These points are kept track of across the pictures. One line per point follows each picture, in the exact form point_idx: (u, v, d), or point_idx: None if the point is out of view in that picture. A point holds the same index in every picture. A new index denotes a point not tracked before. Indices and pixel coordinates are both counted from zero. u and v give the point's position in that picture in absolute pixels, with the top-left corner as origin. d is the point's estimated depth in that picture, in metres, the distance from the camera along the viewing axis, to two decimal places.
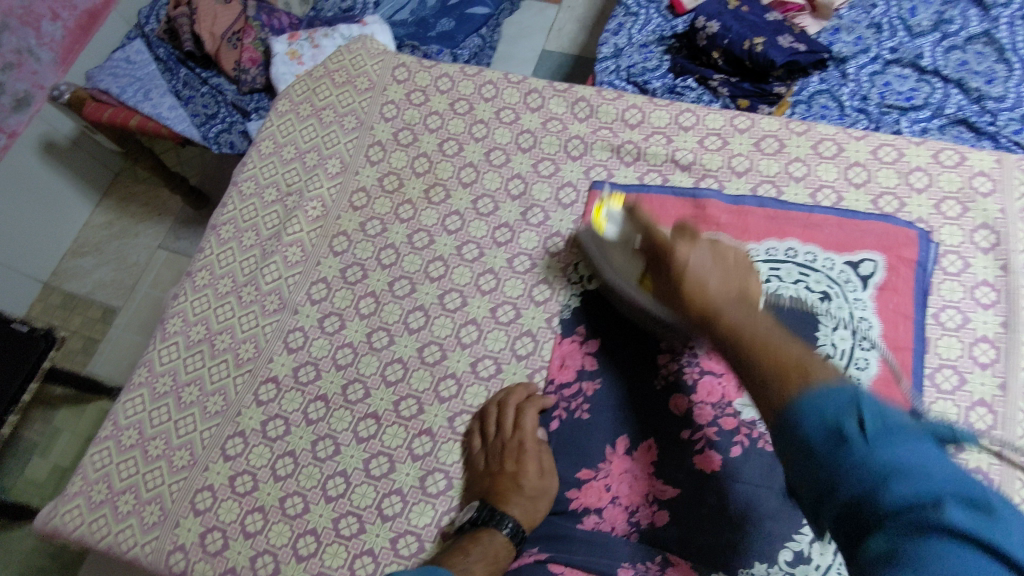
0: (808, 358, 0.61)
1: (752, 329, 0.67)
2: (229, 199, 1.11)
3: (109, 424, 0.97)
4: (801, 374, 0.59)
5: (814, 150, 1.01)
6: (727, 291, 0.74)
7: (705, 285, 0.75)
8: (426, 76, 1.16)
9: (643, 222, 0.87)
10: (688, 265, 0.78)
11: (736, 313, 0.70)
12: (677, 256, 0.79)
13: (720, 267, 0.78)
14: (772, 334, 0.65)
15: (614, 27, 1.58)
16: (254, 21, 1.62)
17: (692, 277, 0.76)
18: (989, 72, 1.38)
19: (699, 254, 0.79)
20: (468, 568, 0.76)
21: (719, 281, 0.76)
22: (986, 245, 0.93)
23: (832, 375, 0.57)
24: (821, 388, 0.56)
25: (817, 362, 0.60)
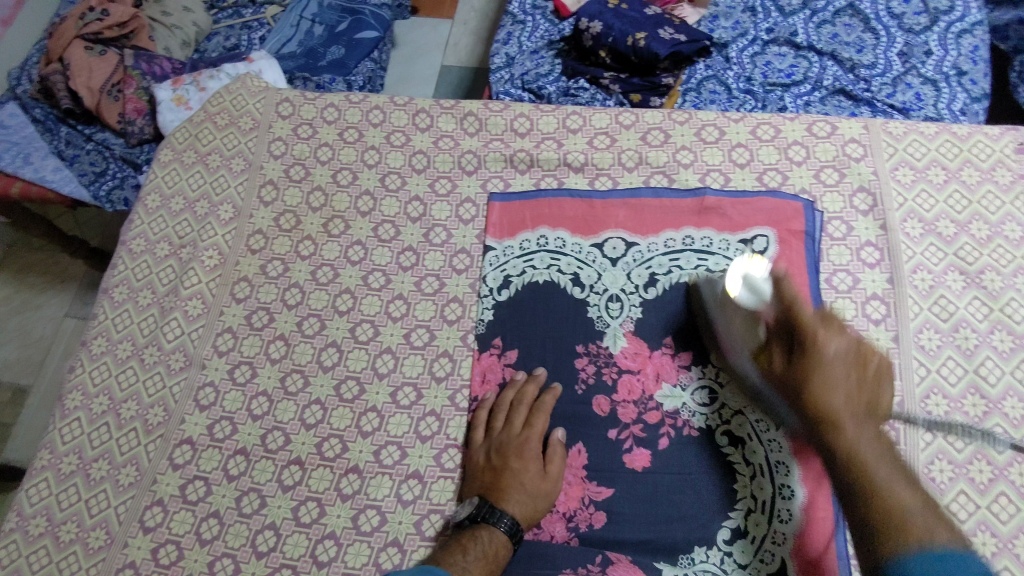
0: (929, 522, 0.54)
1: (855, 442, 0.62)
2: (119, 260, 1.06)
3: (14, 516, 0.90)
4: (907, 537, 0.53)
5: (697, 137, 1.04)
6: (849, 409, 0.65)
7: (828, 398, 0.66)
8: (311, 109, 1.14)
9: (790, 295, 0.74)
10: (817, 380, 0.68)
11: (856, 436, 0.62)
12: (812, 365, 0.69)
13: (856, 375, 0.68)
14: (874, 468, 0.59)
15: (504, 38, 1.60)
16: (134, 70, 1.54)
17: (820, 384, 0.67)
18: (858, 42, 1.45)
19: (837, 367, 0.68)
20: (466, 568, 0.74)
21: (849, 399, 0.66)
22: (865, 207, 0.98)
23: (943, 540, 0.52)
24: (937, 551, 0.51)
25: (934, 530, 0.53)
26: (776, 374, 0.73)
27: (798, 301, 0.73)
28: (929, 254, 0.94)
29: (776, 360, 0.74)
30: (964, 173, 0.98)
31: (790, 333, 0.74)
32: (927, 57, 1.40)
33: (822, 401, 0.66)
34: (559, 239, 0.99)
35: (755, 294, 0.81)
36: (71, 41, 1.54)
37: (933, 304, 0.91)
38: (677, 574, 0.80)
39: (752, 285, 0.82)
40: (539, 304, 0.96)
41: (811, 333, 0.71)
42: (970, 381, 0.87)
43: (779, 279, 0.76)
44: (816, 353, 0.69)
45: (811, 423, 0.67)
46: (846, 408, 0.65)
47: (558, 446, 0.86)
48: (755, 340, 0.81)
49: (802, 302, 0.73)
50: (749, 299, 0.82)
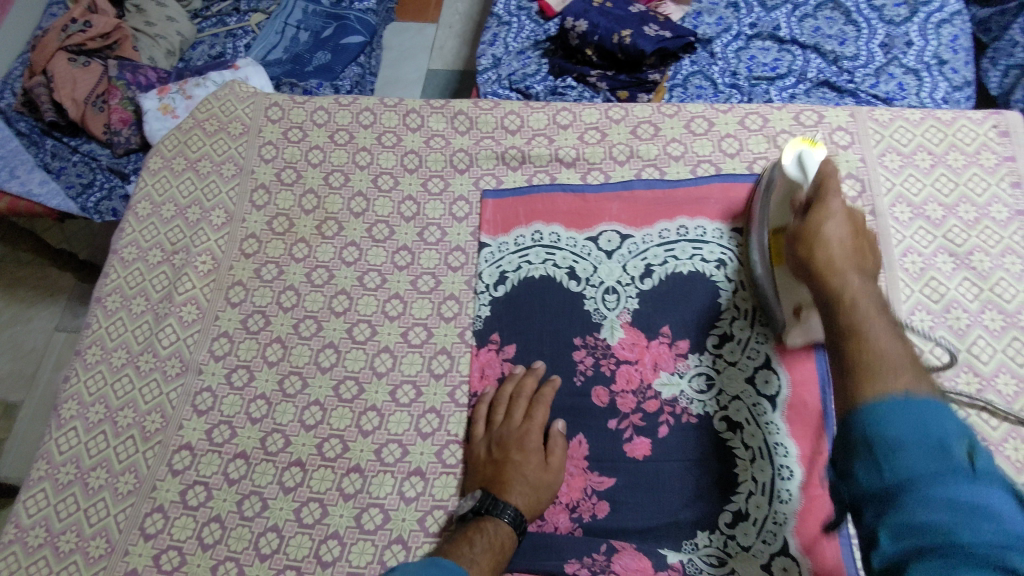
0: (904, 360, 0.51)
1: (843, 288, 0.61)
2: (111, 268, 1.05)
3: (12, 528, 0.89)
4: (891, 377, 0.50)
5: (687, 129, 1.05)
6: (851, 261, 0.64)
7: (827, 254, 0.66)
8: (301, 112, 1.14)
9: (824, 173, 0.75)
10: (823, 230, 0.68)
11: (852, 280, 0.61)
12: (822, 217, 0.70)
13: (857, 241, 0.67)
14: (872, 317, 0.56)
15: (489, 39, 1.61)
16: (118, 81, 1.53)
17: (823, 250, 0.66)
18: (840, 34, 1.47)
19: (842, 223, 0.69)
20: (472, 560, 0.75)
21: (851, 251, 0.66)
22: (854, 193, 0.99)
23: (916, 385, 0.48)
24: (913, 395, 0.47)
25: (907, 369, 0.50)
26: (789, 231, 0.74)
27: (827, 178, 0.74)
28: (918, 237, 0.95)
29: (792, 219, 0.75)
30: (949, 158, 1.00)
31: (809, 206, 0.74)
32: (908, 47, 1.42)
33: (819, 252, 0.66)
34: (554, 234, 1.00)
35: (800, 172, 0.81)
36: (54, 53, 1.53)
37: (924, 286, 0.92)
38: (681, 559, 0.80)
39: (800, 157, 0.82)
40: (535, 299, 0.96)
41: (823, 202, 0.71)
42: (963, 360, 0.88)
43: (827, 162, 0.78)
44: (823, 211, 0.70)
45: (812, 268, 0.66)
46: (846, 258, 0.65)
47: (559, 437, 0.86)
48: (783, 221, 0.84)
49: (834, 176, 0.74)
50: (796, 174, 0.82)
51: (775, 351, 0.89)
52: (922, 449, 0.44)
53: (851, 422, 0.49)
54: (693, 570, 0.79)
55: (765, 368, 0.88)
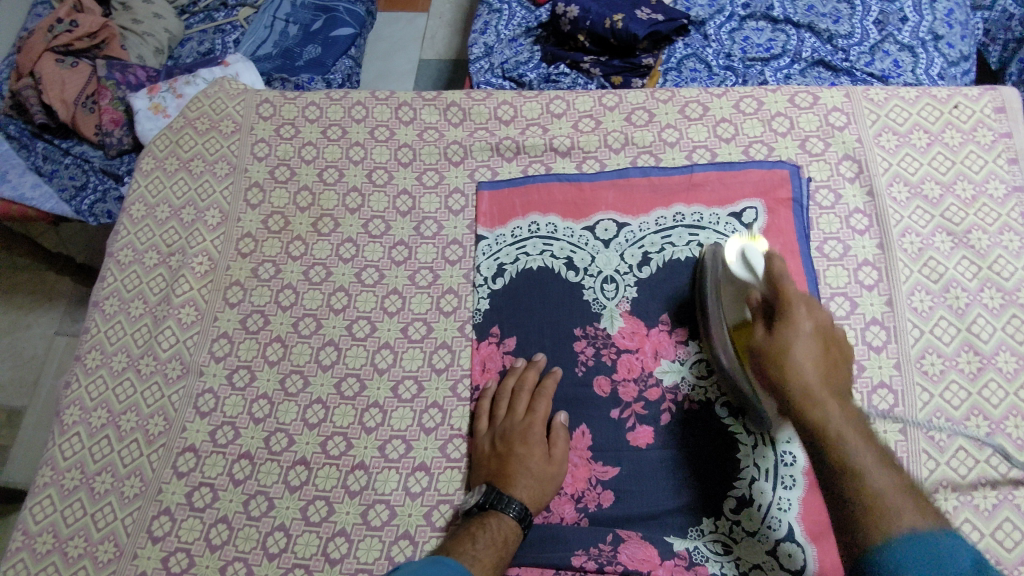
0: (899, 494, 0.55)
1: (827, 421, 0.62)
2: (107, 272, 1.05)
3: (19, 535, 0.89)
4: (897, 517, 0.53)
5: (682, 114, 1.05)
6: (825, 385, 0.66)
7: (794, 364, 0.67)
8: (292, 108, 1.13)
9: (778, 276, 0.72)
10: (798, 352, 0.68)
11: (830, 414, 0.63)
12: (788, 335, 0.69)
13: (828, 356, 0.68)
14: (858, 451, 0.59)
15: (481, 27, 1.59)
16: (108, 81, 1.51)
17: (797, 369, 0.67)
18: (834, 12, 1.45)
19: (809, 341, 0.68)
20: (476, 556, 0.75)
21: (821, 373, 0.66)
22: (851, 174, 0.98)
23: (918, 522, 0.52)
24: (920, 536, 0.51)
25: (908, 511, 0.54)
26: (755, 343, 0.73)
27: (785, 277, 0.72)
28: (917, 217, 0.95)
29: (756, 331, 0.73)
30: (946, 136, 0.99)
31: (771, 316, 0.73)
32: (903, 24, 1.41)
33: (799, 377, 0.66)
34: (551, 225, 0.99)
35: (748, 270, 0.78)
36: (41, 55, 1.51)
37: (922, 266, 0.92)
38: (687, 547, 0.80)
39: (744, 255, 0.78)
40: (534, 291, 0.96)
41: (784, 293, 0.71)
42: (963, 339, 0.88)
43: (775, 258, 0.74)
44: (794, 325, 0.69)
45: (788, 398, 0.66)
46: (821, 383, 0.66)
47: (561, 428, 0.86)
48: (740, 318, 0.80)
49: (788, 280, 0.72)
50: (742, 272, 0.78)
51: None
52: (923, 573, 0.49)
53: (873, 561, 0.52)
54: (700, 559, 0.80)
55: None
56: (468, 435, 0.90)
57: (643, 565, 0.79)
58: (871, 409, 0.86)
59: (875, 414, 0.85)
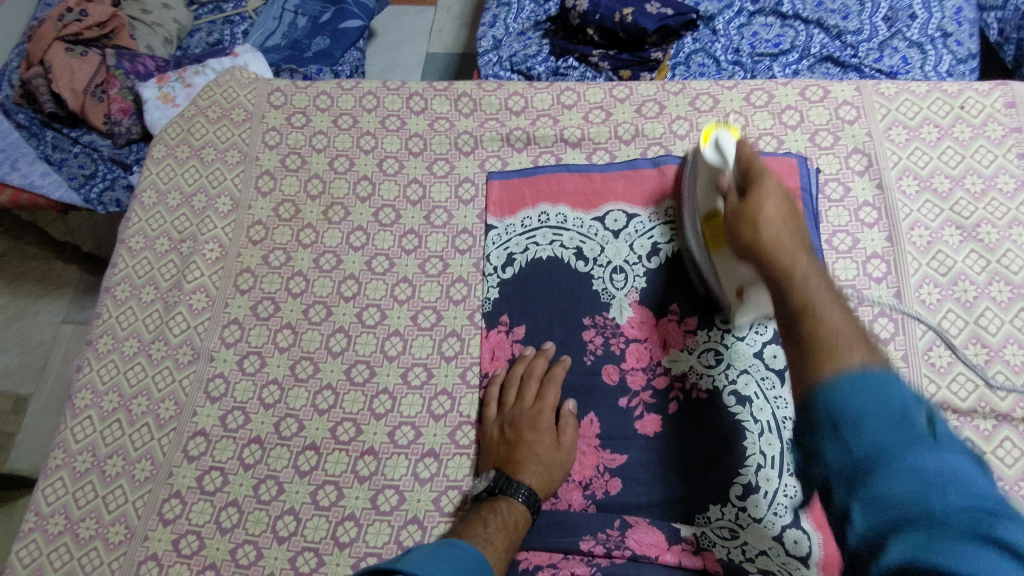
0: (855, 337, 0.50)
1: (793, 264, 0.62)
2: (118, 258, 1.05)
3: (31, 516, 0.90)
4: (846, 351, 0.49)
5: (692, 106, 1.05)
6: (789, 236, 0.67)
7: (760, 232, 0.68)
8: (303, 97, 1.14)
9: (750, 163, 0.76)
10: (762, 207, 0.70)
11: (799, 262, 0.62)
12: (755, 196, 0.72)
13: (791, 215, 0.70)
14: (815, 292, 0.57)
15: (489, 20, 1.59)
16: (117, 70, 1.52)
17: (765, 222, 0.69)
18: (844, 8, 1.45)
19: (774, 202, 0.71)
20: (487, 539, 0.76)
21: (785, 226, 0.68)
22: (861, 168, 0.99)
23: (870, 358, 0.48)
24: (871, 370, 0.46)
25: (855, 345, 0.49)
26: (727, 211, 0.76)
27: (754, 161, 0.76)
28: (926, 211, 0.95)
29: (728, 202, 0.77)
30: (956, 130, 0.99)
31: (742, 187, 0.76)
32: (912, 20, 1.41)
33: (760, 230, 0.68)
34: (560, 215, 1.00)
35: (720, 155, 0.82)
36: (51, 43, 1.51)
37: (931, 259, 0.93)
38: (694, 532, 0.81)
39: (719, 143, 0.83)
40: (544, 281, 0.96)
41: (756, 184, 0.73)
42: (971, 332, 0.88)
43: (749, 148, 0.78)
44: (758, 195, 0.72)
45: (752, 248, 0.68)
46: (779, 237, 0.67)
47: (570, 416, 0.87)
48: (712, 207, 0.86)
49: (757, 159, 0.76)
50: (714, 157, 0.83)
51: None
52: (882, 422, 0.44)
53: (815, 398, 0.47)
54: (707, 544, 0.80)
55: (773, 344, 0.89)
56: (477, 421, 0.90)
57: (651, 550, 0.79)
58: None
59: None
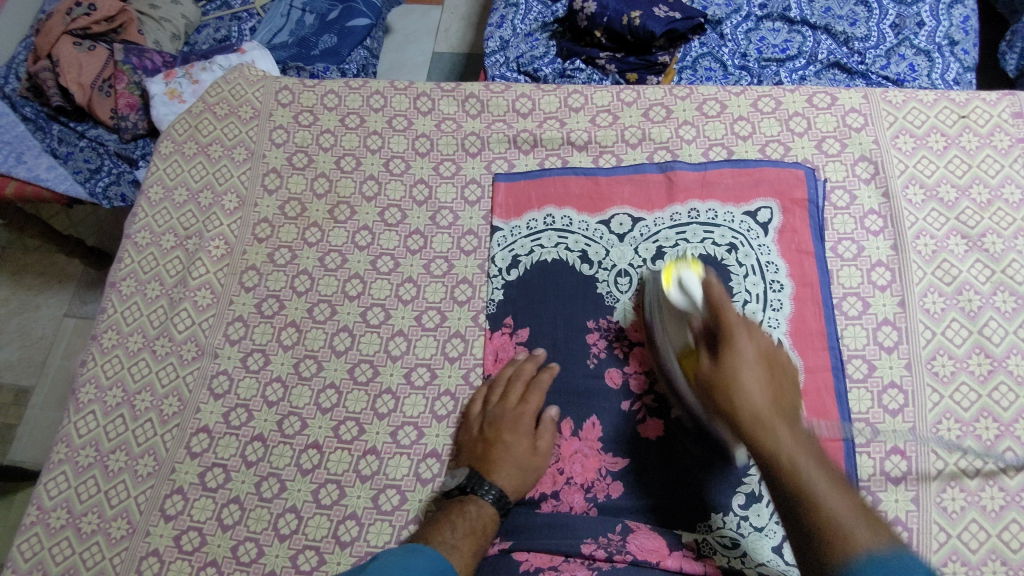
0: (855, 522, 0.57)
1: (777, 444, 0.65)
2: (124, 253, 1.06)
3: (33, 510, 0.90)
4: (851, 543, 0.56)
5: (699, 111, 1.05)
6: (774, 410, 0.69)
7: (753, 410, 0.69)
8: (310, 96, 1.14)
9: (717, 301, 0.76)
10: (744, 382, 0.71)
11: (782, 438, 0.66)
12: (733, 364, 0.72)
13: (768, 373, 0.73)
14: (812, 477, 0.62)
15: (497, 21, 1.59)
16: (125, 66, 1.51)
17: (751, 398, 0.70)
18: (851, 15, 1.44)
19: (753, 367, 0.72)
20: (455, 545, 0.77)
21: (770, 401, 0.70)
22: (867, 175, 0.99)
23: (875, 544, 0.55)
24: (881, 558, 0.53)
25: (863, 530, 0.57)
26: (701, 376, 0.75)
27: (725, 307, 0.76)
28: (931, 220, 0.95)
29: (701, 361, 0.76)
30: (963, 139, 0.99)
31: (713, 342, 0.76)
32: (919, 28, 1.41)
33: (749, 402, 0.69)
34: (566, 218, 1.00)
35: (687, 297, 0.80)
36: (60, 37, 1.51)
37: (936, 268, 0.93)
38: (695, 539, 0.81)
39: (682, 283, 0.81)
40: (548, 283, 0.96)
41: (728, 329, 0.74)
42: (974, 341, 0.88)
43: (714, 286, 0.77)
44: (734, 349, 0.73)
45: (739, 422, 0.69)
46: (769, 409, 0.69)
47: (550, 423, 0.87)
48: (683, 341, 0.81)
49: (728, 309, 0.76)
50: (680, 299, 0.81)
51: (787, 335, 0.90)
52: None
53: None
54: (708, 551, 0.80)
55: None
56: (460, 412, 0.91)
57: (652, 555, 0.78)
58: (881, 408, 0.86)
59: (885, 414, 0.86)
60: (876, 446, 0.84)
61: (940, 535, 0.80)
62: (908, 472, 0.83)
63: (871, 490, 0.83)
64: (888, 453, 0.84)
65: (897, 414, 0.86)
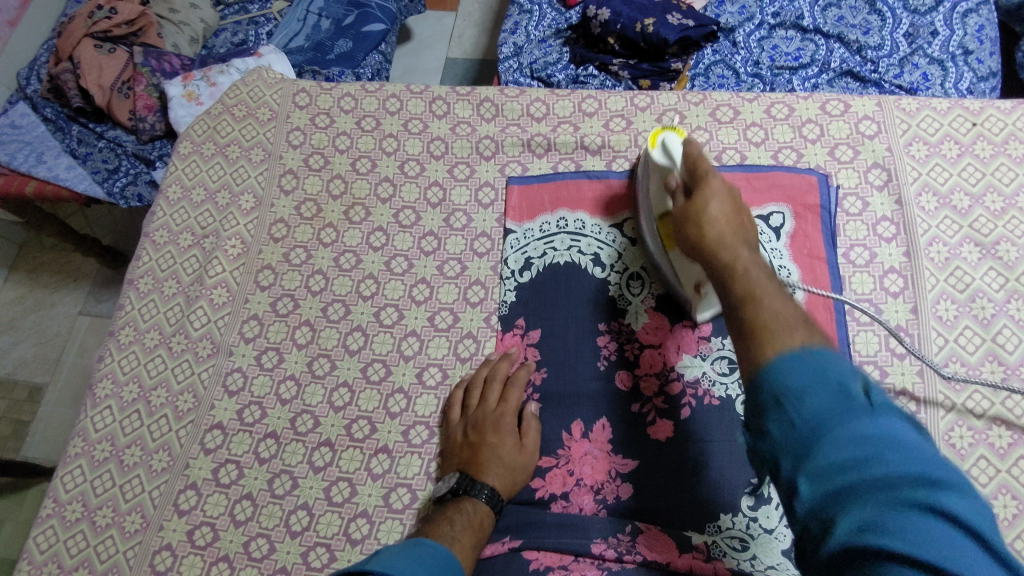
0: (789, 321, 0.54)
1: (735, 264, 0.64)
2: (142, 251, 1.07)
3: (50, 502, 0.91)
4: (786, 334, 0.52)
5: (712, 117, 1.06)
6: (734, 238, 0.69)
7: (706, 216, 0.72)
8: (327, 99, 1.15)
9: (695, 157, 0.78)
10: (710, 211, 0.72)
11: (741, 254, 0.65)
12: (702, 195, 0.74)
13: (736, 218, 0.72)
14: (760, 285, 0.60)
15: (511, 27, 1.61)
16: (144, 68, 1.54)
17: (712, 218, 0.71)
18: (864, 24, 1.45)
19: (722, 201, 0.73)
20: (454, 538, 0.76)
21: (732, 230, 0.70)
22: (880, 182, 0.99)
23: (807, 339, 0.51)
24: (804, 350, 0.50)
25: (795, 328, 0.53)
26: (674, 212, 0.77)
27: (700, 159, 0.78)
28: (945, 227, 0.95)
29: (676, 201, 0.79)
30: (976, 147, 0.99)
31: (691, 190, 0.78)
32: (933, 37, 1.41)
33: (705, 215, 0.72)
34: (578, 221, 1.01)
35: (668, 158, 0.84)
36: (79, 41, 1.54)
37: (949, 275, 0.93)
38: (705, 540, 0.81)
39: (665, 145, 0.85)
40: (560, 286, 0.97)
41: (701, 174, 0.76)
42: (988, 349, 0.88)
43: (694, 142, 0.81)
44: (708, 184, 0.75)
45: None
46: (724, 222, 0.71)
47: (532, 419, 0.89)
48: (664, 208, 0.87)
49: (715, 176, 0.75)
50: (663, 159, 0.85)
51: None
52: (822, 397, 0.46)
53: (760, 380, 0.50)
54: (718, 554, 0.79)
55: None
56: (440, 421, 0.92)
57: (661, 557, 0.79)
58: None
59: None
60: None
61: None
62: None
63: None
64: None
65: None
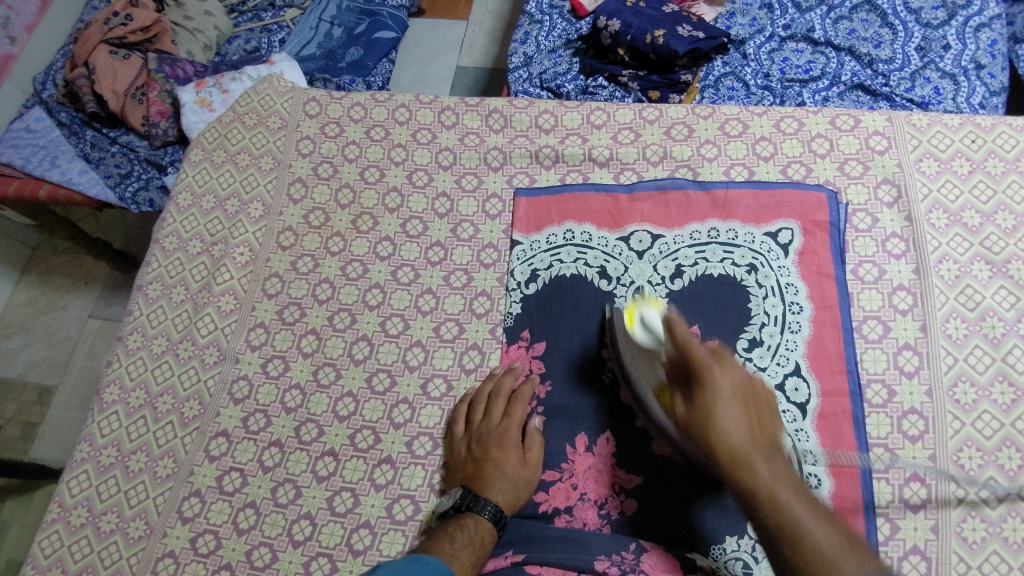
0: (836, 548, 0.58)
1: (759, 478, 0.64)
2: (152, 257, 1.08)
3: (55, 507, 0.92)
4: (839, 567, 0.56)
5: (721, 130, 1.05)
6: (753, 443, 0.67)
7: (717, 426, 0.68)
8: (337, 108, 1.16)
9: (682, 341, 0.73)
10: (723, 428, 0.68)
11: (762, 470, 0.65)
12: (706, 400, 0.70)
13: (747, 400, 0.71)
14: (788, 497, 0.62)
15: (522, 37, 1.61)
16: (158, 74, 1.55)
17: (727, 433, 0.67)
18: (876, 37, 1.44)
19: (729, 403, 0.70)
20: (454, 555, 0.76)
21: (750, 435, 0.68)
22: (890, 199, 0.98)
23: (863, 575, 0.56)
24: None
25: (845, 559, 0.57)
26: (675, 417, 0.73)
27: (690, 346, 0.73)
28: (955, 245, 0.95)
29: (675, 403, 0.73)
30: (988, 164, 0.98)
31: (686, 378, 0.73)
32: (945, 51, 1.40)
33: (724, 437, 0.67)
34: (585, 233, 1.01)
35: (652, 334, 0.84)
36: (95, 46, 1.56)
37: (959, 293, 0.92)
38: (710, 563, 0.80)
39: (647, 322, 0.85)
40: (567, 298, 0.97)
41: (700, 373, 0.72)
42: (997, 369, 0.87)
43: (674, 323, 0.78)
44: (711, 386, 0.71)
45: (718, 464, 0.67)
46: (745, 437, 0.67)
47: (536, 434, 0.88)
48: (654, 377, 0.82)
49: (696, 345, 0.73)
50: (646, 338, 0.85)
51: (805, 358, 0.89)
52: None
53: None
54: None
55: (795, 374, 0.89)
56: (445, 435, 0.92)
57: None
58: (901, 434, 0.85)
59: (905, 439, 0.85)
60: (895, 472, 0.84)
61: (960, 566, 0.79)
62: (928, 500, 0.82)
63: (889, 517, 0.82)
64: (907, 480, 0.83)
65: (917, 440, 0.85)
